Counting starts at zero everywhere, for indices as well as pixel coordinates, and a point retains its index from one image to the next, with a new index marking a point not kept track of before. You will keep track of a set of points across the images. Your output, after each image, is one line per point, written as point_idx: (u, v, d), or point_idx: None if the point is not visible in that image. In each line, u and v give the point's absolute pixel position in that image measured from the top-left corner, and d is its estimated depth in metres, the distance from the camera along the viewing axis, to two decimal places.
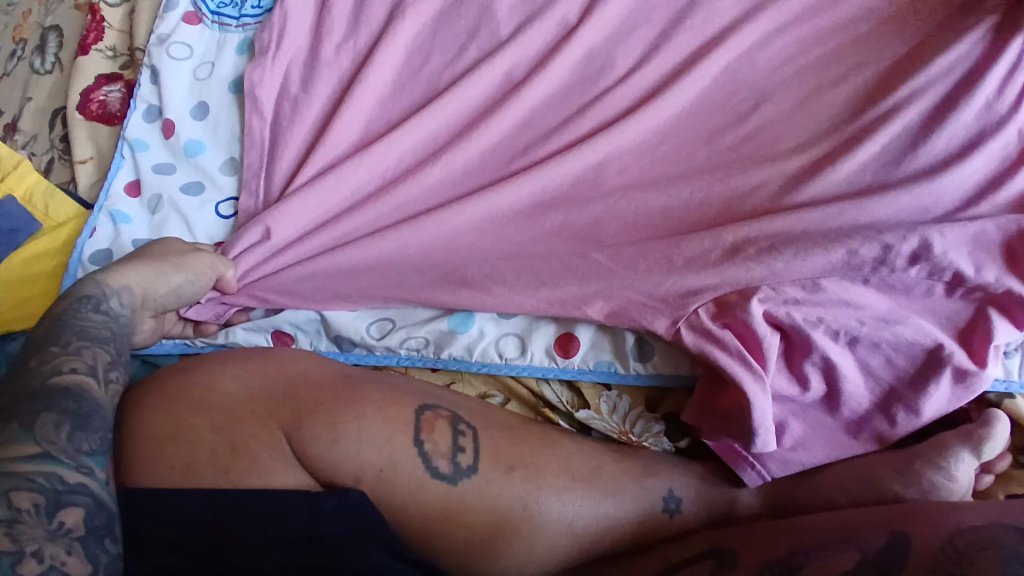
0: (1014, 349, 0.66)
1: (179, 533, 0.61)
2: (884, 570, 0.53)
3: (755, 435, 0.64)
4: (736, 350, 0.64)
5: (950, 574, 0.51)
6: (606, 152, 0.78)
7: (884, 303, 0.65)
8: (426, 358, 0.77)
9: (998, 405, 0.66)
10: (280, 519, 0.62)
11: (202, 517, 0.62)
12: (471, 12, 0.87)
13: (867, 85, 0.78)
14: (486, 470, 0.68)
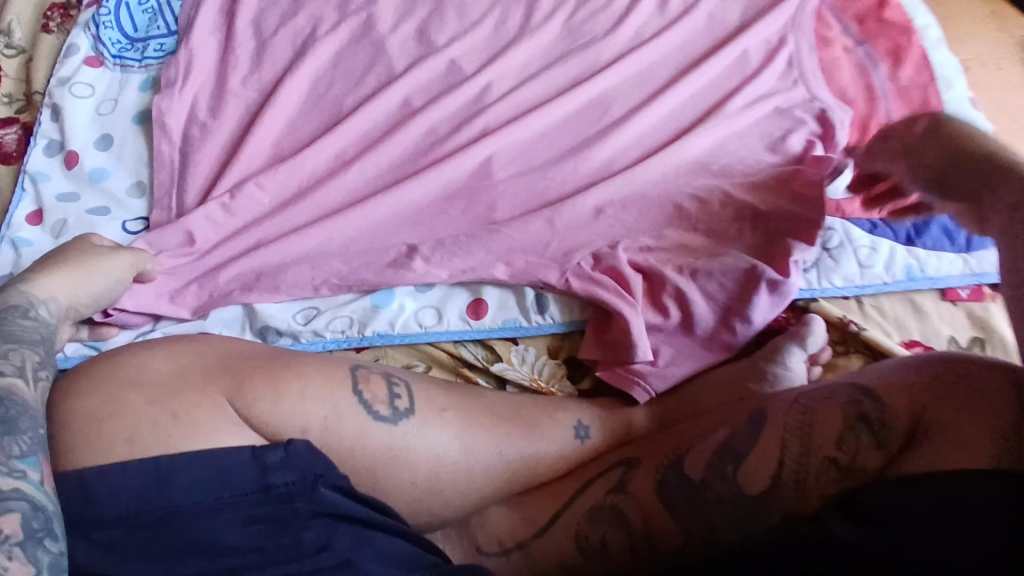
0: (811, 266, 0.79)
1: (102, 515, 0.54)
2: (767, 437, 0.63)
3: (635, 346, 0.73)
4: (611, 286, 0.76)
5: (804, 434, 0.61)
6: (496, 148, 0.83)
7: (713, 242, 0.80)
8: (351, 339, 0.75)
9: (807, 309, 0.79)
10: (220, 482, 0.56)
11: (138, 495, 0.54)
12: (367, 50, 0.90)
13: (722, 73, 0.88)
14: (424, 411, 0.66)
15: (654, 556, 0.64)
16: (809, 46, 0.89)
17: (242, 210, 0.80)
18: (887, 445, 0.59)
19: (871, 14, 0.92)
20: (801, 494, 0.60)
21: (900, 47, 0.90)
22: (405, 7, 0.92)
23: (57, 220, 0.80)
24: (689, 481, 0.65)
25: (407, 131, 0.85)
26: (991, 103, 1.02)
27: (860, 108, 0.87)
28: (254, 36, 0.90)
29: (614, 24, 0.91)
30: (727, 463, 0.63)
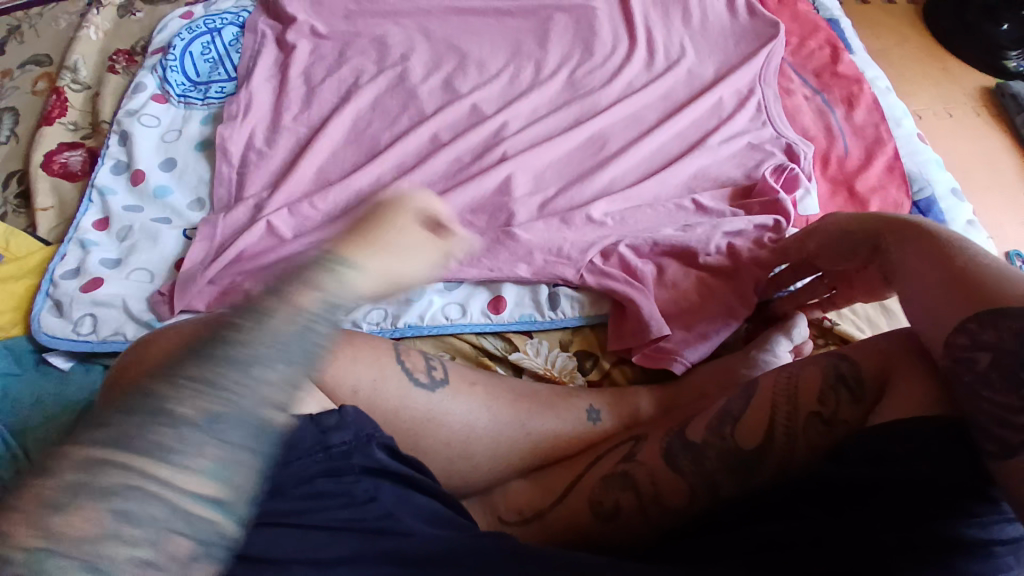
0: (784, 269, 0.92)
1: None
2: (776, 399, 0.68)
3: (650, 323, 0.84)
4: (622, 275, 0.87)
5: (796, 393, 0.68)
6: (513, 171, 0.95)
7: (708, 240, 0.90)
8: (386, 329, 0.85)
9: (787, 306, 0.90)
10: (286, 442, 0.61)
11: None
12: (401, 97, 1.03)
13: (705, 112, 1.02)
14: (455, 384, 0.74)
15: (659, 513, 0.71)
16: (774, 95, 1.04)
17: (290, 220, 0.91)
18: (863, 400, 0.66)
19: (827, 68, 1.09)
20: (791, 446, 0.67)
21: (855, 94, 1.05)
22: (433, 63, 1.07)
23: (123, 226, 0.92)
24: (688, 442, 0.71)
25: (436, 160, 0.97)
26: (940, 147, 1.17)
27: (822, 143, 1.01)
28: (303, 83, 1.05)
29: (610, 76, 1.06)
30: (726, 426, 0.70)
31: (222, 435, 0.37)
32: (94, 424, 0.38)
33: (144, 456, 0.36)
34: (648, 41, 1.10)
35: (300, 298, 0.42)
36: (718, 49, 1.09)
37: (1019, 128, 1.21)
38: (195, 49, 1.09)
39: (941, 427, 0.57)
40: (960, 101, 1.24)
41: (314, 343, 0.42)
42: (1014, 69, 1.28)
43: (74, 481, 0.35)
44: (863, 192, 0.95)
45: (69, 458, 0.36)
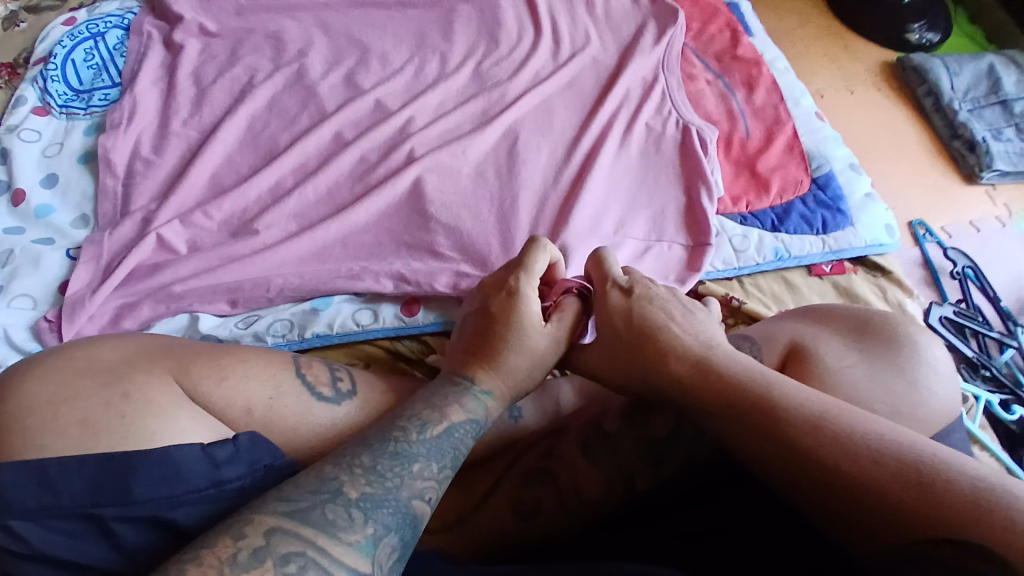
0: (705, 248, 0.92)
1: (60, 503, 0.54)
2: None
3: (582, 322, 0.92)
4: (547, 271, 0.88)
5: None
6: (422, 168, 0.93)
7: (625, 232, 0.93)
8: (292, 341, 0.82)
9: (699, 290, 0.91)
10: (176, 480, 0.56)
11: (98, 483, 0.54)
12: (299, 95, 0.99)
13: (612, 100, 1.02)
14: (364, 394, 0.71)
15: (580, 506, 0.71)
16: (677, 82, 1.05)
17: (185, 231, 0.86)
18: None
19: (728, 52, 1.11)
20: (697, 433, 0.69)
21: (754, 76, 1.07)
22: (333, 58, 1.03)
23: (4, 250, 0.84)
24: (606, 434, 0.73)
25: (340, 160, 0.93)
26: (841, 123, 1.21)
27: (725, 127, 1.02)
28: (193, 86, 0.99)
29: (515, 66, 1.05)
30: (639, 414, 0.72)
31: (368, 510, 0.53)
32: (282, 497, 0.52)
33: (308, 527, 0.50)
34: (552, 31, 1.09)
35: (403, 436, 0.60)
36: (623, 37, 1.09)
37: (921, 99, 1.26)
38: (77, 56, 1.02)
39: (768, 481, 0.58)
40: (860, 76, 1.29)
41: (453, 452, 0.62)
42: (918, 40, 1.34)
43: (260, 543, 0.48)
44: (764, 171, 0.98)
45: (258, 524, 0.49)
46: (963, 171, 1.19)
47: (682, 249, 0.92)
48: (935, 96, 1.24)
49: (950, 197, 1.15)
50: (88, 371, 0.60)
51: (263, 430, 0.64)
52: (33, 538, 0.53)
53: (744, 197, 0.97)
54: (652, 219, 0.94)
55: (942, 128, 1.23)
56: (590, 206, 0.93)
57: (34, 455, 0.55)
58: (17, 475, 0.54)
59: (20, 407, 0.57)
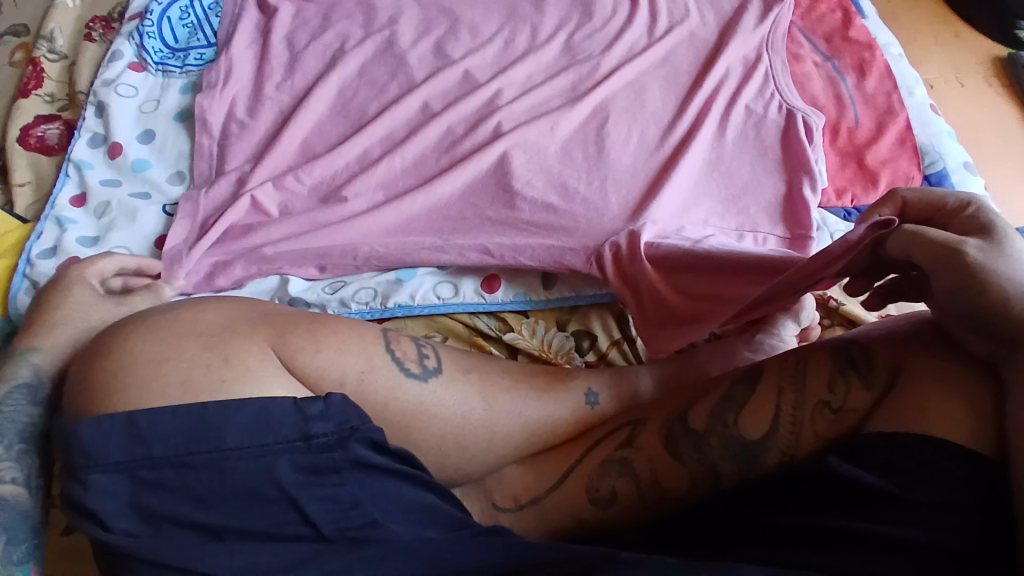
0: (817, 233, 0.87)
1: (148, 453, 0.54)
2: (779, 390, 0.66)
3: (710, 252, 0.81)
4: (630, 251, 0.83)
5: (790, 388, 0.66)
6: (511, 144, 0.90)
7: (717, 220, 0.88)
8: (375, 310, 0.84)
9: None
10: (265, 429, 0.55)
11: (189, 434, 0.54)
12: (389, 63, 0.97)
13: (711, 79, 0.96)
14: (449, 371, 0.70)
15: (658, 498, 0.70)
16: (782, 63, 0.98)
17: (275, 195, 0.87)
18: (874, 387, 0.63)
19: (838, 33, 1.04)
20: (797, 435, 0.65)
21: (867, 60, 1.00)
22: (423, 26, 1.01)
23: (101, 202, 0.88)
24: (692, 429, 0.69)
25: (427, 131, 0.91)
26: (953, 117, 1.15)
27: (831, 114, 0.96)
28: (285, 49, 0.98)
29: (608, 40, 1.01)
30: (728, 413, 0.68)
31: None
32: None
33: None
34: (649, 4, 1.04)
35: None
36: (725, 14, 1.03)
37: None
38: (173, 14, 1.03)
39: (978, 466, 0.53)
40: (975, 67, 1.21)
41: None
42: None
43: None
44: (872, 164, 0.92)
45: None
46: None
47: (777, 241, 0.87)
48: None
49: None
50: (189, 334, 0.60)
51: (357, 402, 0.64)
52: (110, 489, 0.53)
53: (848, 189, 0.91)
54: (749, 209, 0.89)
55: None
56: (682, 192, 0.89)
57: (128, 409, 0.55)
58: (109, 426, 0.54)
59: (125, 363, 0.58)
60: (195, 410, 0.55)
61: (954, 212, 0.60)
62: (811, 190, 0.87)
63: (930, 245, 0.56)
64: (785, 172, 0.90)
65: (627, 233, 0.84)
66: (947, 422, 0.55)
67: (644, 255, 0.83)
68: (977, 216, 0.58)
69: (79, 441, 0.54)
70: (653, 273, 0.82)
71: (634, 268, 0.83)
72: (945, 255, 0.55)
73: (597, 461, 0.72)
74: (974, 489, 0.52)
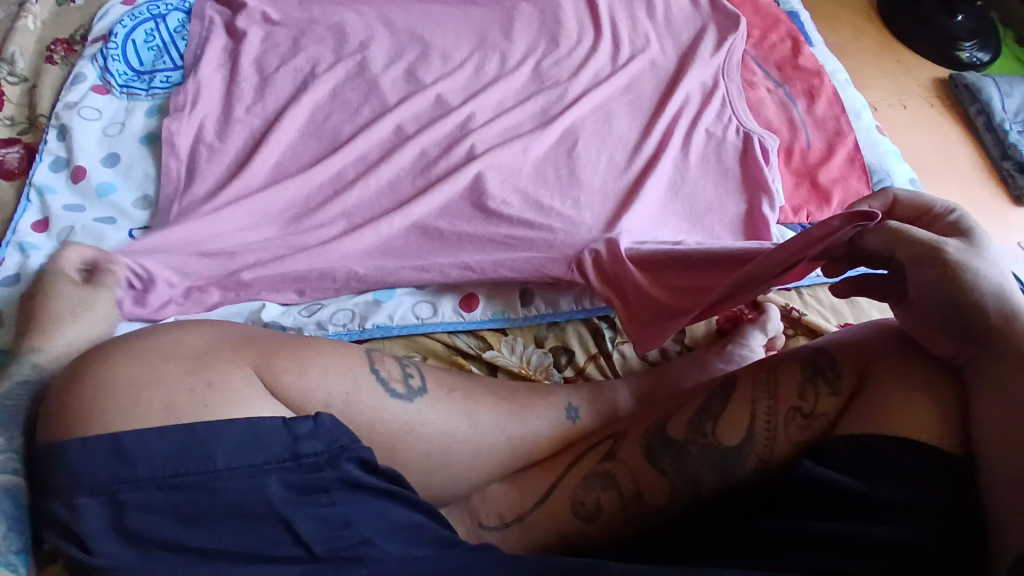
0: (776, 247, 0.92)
1: (133, 475, 0.52)
2: (753, 398, 0.69)
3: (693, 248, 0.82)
4: (614, 256, 0.85)
5: (765, 395, 0.69)
6: (486, 167, 0.92)
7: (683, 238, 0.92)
8: (353, 331, 0.84)
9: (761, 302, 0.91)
10: (257, 447, 0.55)
11: (177, 453, 0.53)
12: (361, 87, 0.98)
13: (673, 103, 1.01)
14: (432, 391, 0.70)
15: (641, 511, 0.71)
16: (738, 89, 1.04)
17: (249, 218, 0.86)
18: (841, 392, 0.67)
19: (788, 61, 1.11)
20: (772, 441, 0.67)
21: (816, 87, 1.07)
22: (395, 51, 1.02)
23: (64, 227, 0.86)
24: (671, 440, 0.71)
25: (402, 154, 0.92)
26: (896, 138, 1.23)
27: (785, 136, 1.02)
28: (256, 72, 0.98)
29: (575, 66, 1.05)
30: (707, 422, 0.70)
31: None
32: None
33: None
34: (612, 34, 1.09)
35: None
36: (684, 43, 1.09)
37: (973, 117, 1.27)
38: (138, 37, 1.02)
39: (945, 461, 0.57)
40: (912, 93, 1.31)
41: None
42: (967, 59, 1.35)
43: None
44: (825, 182, 0.98)
45: None
46: (1011, 190, 1.19)
47: None
48: (987, 115, 1.25)
49: (1002, 219, 1.15)
50: (171, 355, 0.59)
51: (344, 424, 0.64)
52: (92, 514, 0.52)
53: (804, 207, 0.96)
54: (714, 227, 0.93)
55: (992, 146, 1.23)
56: (651, 210, 0.92)
57: (109, 431, 0.53)
58: (91, 449, 0.53)
59: (103, 386, 0.56)
60: (180, 433, 0.54)
61: (936, 218, 0.63)
62: (769, 208, 0.92)
63: (913, 244, 0.59)
64: (745, 191, 0.95)
65: (607, 241, 0.86)
66: (912, 422, 0.59)
67: (627, 260, 0.85)
68: (955, 222, 0.61)
69: (61, 464, 0.53)
70: (638, 275, 0.83)
71: (619, 272, 0.85)
72: (927, 255, 0.58)
73: (580, 474, 0.73)
74: (945, 483, 0.56)
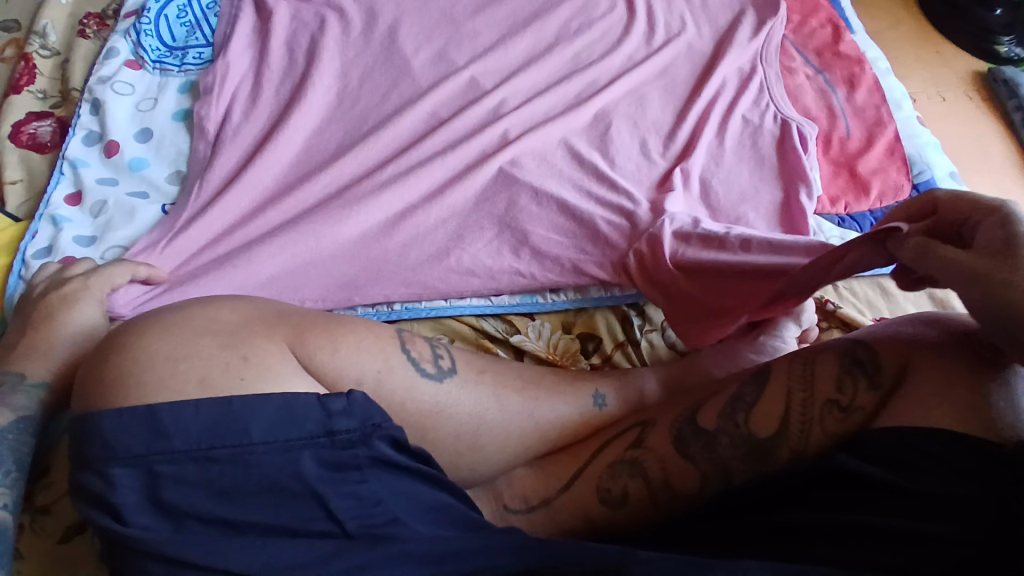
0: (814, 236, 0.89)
1: (169, 447, 0.52)
2: (787, 389, 0.68)
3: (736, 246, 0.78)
4: (653, 253, 0.84)
5: (801, 388, 0.67)
6: (516, 152, 0.91)
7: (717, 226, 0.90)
8: (381, 312, 0.85)
9: None
10: (290, 423, 0.54)
11: (214, 427, 0.53)
12: (392, 69, 0.98)
13: (709, 88, 0.99)
14: (462, 372, 0.70)
15: (670, 498, 0.70)
16: (776, 75, 1.01)
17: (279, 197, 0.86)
18: (881, 385, 0.65)
19: (829, 48, 1.08)
20: (806, 433, 0.66)
21: (857, 74, 1.05)
22: (426, 31, 1.01)
23: (97, 201, 0.86)
24: (701, 429, 0.70)
25: (433, 138, 0.91)
26: (935, 132, 1.20)
27: (824, 125, 1.00)
28: (287, 52, 0.98)
29: (607, 50, 1.03)
30: (739, 412, 0.69)
31: None
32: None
33: None
34: (647, 17, 1.06)
35: None
36: (721, 27, 1.06)
37: (1013, 112, 1.24)
38: (171, 13, 1.01)
39: (985, 450, 0.54)
40: (952, 85, 1.27)
41: None
42: (1009, 52, 1.32)
43: None
44: (864, 173, 0.95)
45: None
46: None
47: None
48: None
49: None
50: (205, 330, 0.58)
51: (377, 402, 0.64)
52: (129, 486, 0.52)
53: (842, 197, 0.94)
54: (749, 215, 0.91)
55: None
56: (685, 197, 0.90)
57: (144, 404, 0.53)
58: (126, 420, 0.52)
59: (139, 358, 0.56)
60: (216, 407, 0.53)
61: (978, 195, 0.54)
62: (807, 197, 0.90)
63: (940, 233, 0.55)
64: (781, 179, 0.93)
65: (647, 240, 0.85)
66: (951, 414, 0.57)
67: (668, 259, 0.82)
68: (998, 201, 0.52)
69: (95, 436, 0.53)
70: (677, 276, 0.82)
71: (658, 271, 0.83)
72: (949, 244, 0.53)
73: (607, 460, 0.73)
74: (982, 474, 0.53)
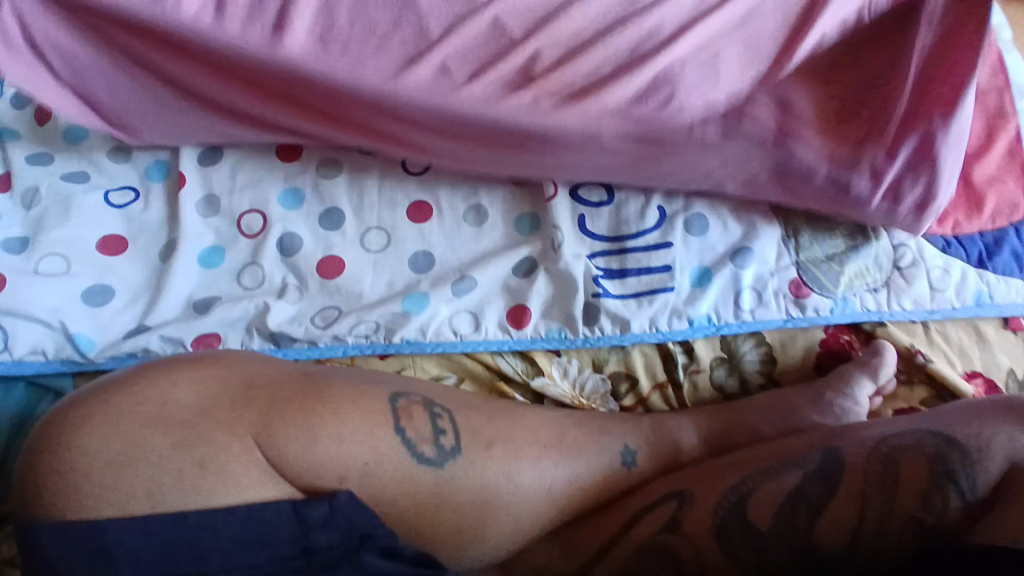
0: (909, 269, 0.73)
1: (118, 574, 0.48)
2: (846, 488, 0.58)
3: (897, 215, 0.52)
4: None
5: (877, 494, 0.57)
6: None
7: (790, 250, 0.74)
8: (376, 345, 0.70)
9: (873, 333, 0.74)
10: (259, 545, 0.49)
11: (168, 550, 0.48)
12: None
13: None
14: (469, 448, 0.60)
15: None
16: None
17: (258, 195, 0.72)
18: (967, 505, 0.55)
19: None
20: (878, 551, 0.56)
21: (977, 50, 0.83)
22: None
23: (29, 189, 0.74)
24: (750, 522, 0.59)
25: None
26: None
27: None
28: None
29: None
30: (800, 515, 0.58)
31: None
32: None
33: None
34: None
35: None
36: None
37: None
38: None
39: None
40: None
41: None
42: None
43: None
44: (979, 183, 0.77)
45: None
46: None
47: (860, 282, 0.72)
48: None
49: None
50: (152, 423, 0.51)
51: (367, 499, 0.55)
52: None
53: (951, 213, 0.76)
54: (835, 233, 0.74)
55: None
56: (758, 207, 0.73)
57: (87, 525, 0.48)
58: (69, 541, 0.48)
59: (76, 464, 0.49)
60: (165, 530, 0.48)
61: None
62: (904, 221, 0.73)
63: None
64: None
65: None
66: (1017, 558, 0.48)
67: None
68: None
69: (39, 553, 0.49)
70: None
71: None
72: None
73: (618, 533, 0.64)
74: None
